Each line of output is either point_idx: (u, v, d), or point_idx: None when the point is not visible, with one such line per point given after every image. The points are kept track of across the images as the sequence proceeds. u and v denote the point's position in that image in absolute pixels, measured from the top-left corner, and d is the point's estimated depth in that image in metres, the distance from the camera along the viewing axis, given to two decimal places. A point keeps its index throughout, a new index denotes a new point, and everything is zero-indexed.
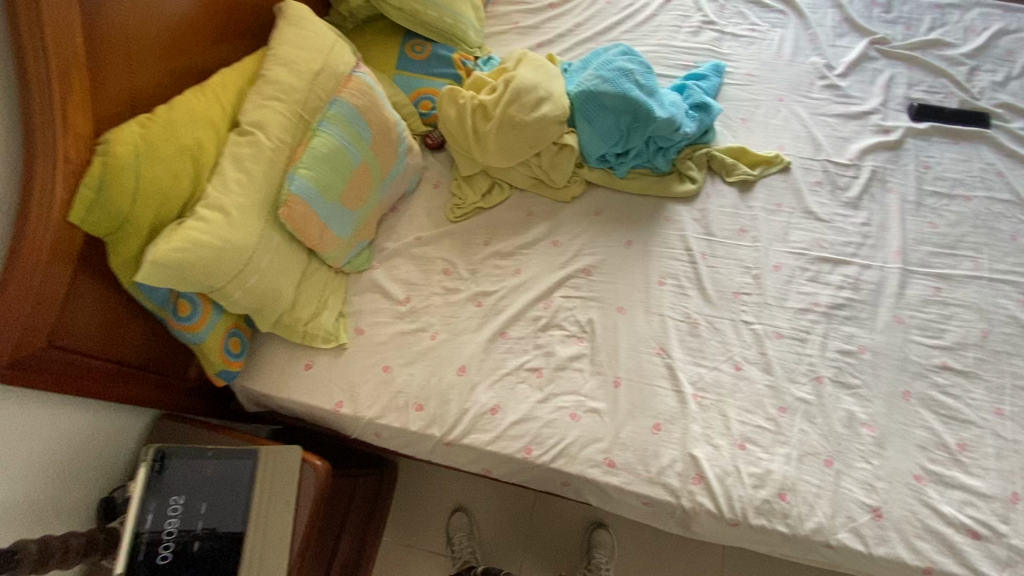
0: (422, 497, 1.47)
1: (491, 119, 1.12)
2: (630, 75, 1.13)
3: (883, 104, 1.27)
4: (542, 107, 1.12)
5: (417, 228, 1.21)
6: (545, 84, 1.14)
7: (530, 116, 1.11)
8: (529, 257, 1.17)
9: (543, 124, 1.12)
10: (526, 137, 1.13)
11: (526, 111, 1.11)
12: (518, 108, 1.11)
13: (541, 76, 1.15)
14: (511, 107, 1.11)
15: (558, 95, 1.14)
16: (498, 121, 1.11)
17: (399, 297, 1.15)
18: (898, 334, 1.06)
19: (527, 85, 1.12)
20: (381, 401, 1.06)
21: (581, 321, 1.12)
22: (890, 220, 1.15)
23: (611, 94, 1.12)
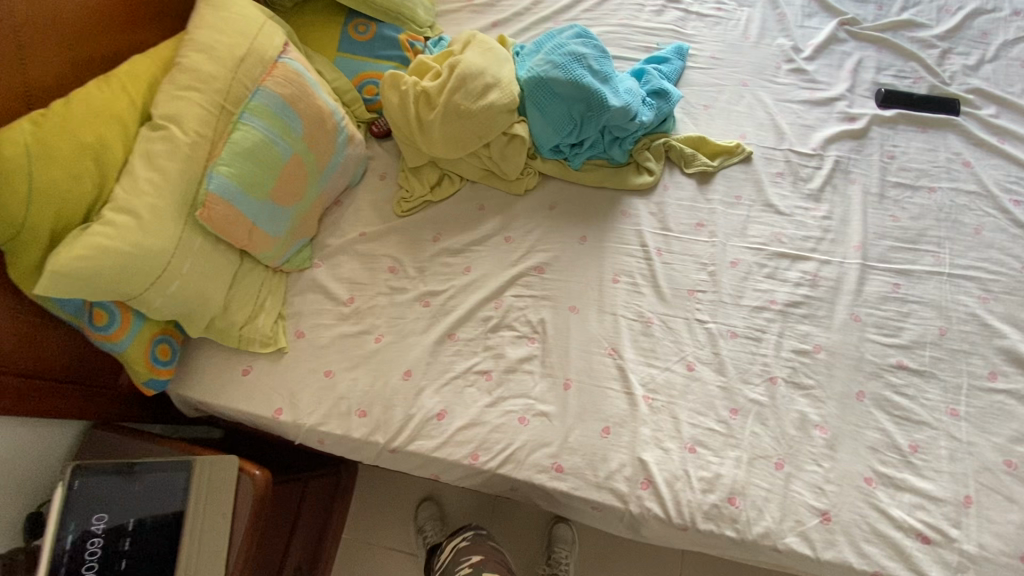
0: (383, 494, 1.45)
1: (434, 108, 1.05)
2: (583, 60, 1.07)
3: (850, 89, 1.22)
4: (488, 94, 1.05)
5: (362, 224, 1.15)
6: (493, 69, 1.07)
7: (476, 105, 1.04)
8: (480, 255, 1.12)
9: (491, 113, 1.05)
10: (473, 127, 1.06)
11: (471, 99, 1.04)
12: (464, 96, 1.04)
13: (489, 61, 1.07)
14: (456, 95, 1.04)
15: (507, 81, 1.07)
16: (442, 110, 1.04)
17: (342, 297, 1.10)
18: (855, 332, 1.04)
19: (473, 70, 1.05)
20: (323, 407, 1.02)
21: (532, 321, 1.07)
22: (852, 213, 1.12)
23: (563, 81, 1.05)
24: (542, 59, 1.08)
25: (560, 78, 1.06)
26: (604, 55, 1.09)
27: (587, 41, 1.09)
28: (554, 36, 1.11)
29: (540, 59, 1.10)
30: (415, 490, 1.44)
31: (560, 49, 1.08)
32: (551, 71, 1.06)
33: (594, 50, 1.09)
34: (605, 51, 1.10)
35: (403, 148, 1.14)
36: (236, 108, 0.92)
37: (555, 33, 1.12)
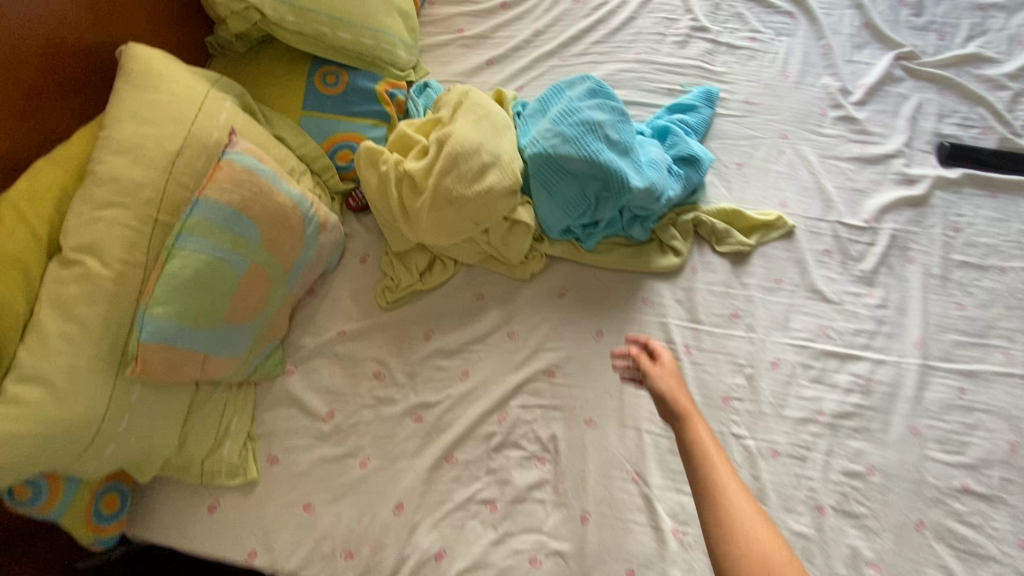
0: None
1: (421, 193, 0.87)
2: (600, 130, 0.88)
3: (908, 143, 1.05)
4: (485, 176, 0.87)
5: (340, 320, 0.98)
6: (490, 142, 0.89)
7: (471, 190, 0.86)
8: (480, 357, 0.96)
9: (489, 198, 0.87)
10: (469, 214, 0.88)
11: (465, 183, 0.86)
12: (456, 179, 0.86)
13: (484, 132, 0.89)
14: (446, 178, 0.86)
15: (507, 157, 0.89)
16: (430, 196, 0.86)
17: (320, 412, 0.94)
18: (915, 449, 0.91)
19: (466, 146, 0.87)
20: (302, 549, 0.88)
21: (542, 438, 0.93)
22: (910, 299, 0.96)
23: (575, 156, 0.87)
24: (550, 128, 0.90)
25: (572, 152, 0.87)
26: (624, 120, 0.91)
27: (603, 103, 0.91)
28: (563, 96, 0.93)
29: (547, 125, 0.91)
30: None
31: (571, 115, 0.89)
32: (560, 144, 0.88)
33: (612, 115, 0.90)
34: (624, 115, 0.92)
35: (385, 230, 0.96)
36: (173, 220, 0.73)
37: (563, 92, 0.94)
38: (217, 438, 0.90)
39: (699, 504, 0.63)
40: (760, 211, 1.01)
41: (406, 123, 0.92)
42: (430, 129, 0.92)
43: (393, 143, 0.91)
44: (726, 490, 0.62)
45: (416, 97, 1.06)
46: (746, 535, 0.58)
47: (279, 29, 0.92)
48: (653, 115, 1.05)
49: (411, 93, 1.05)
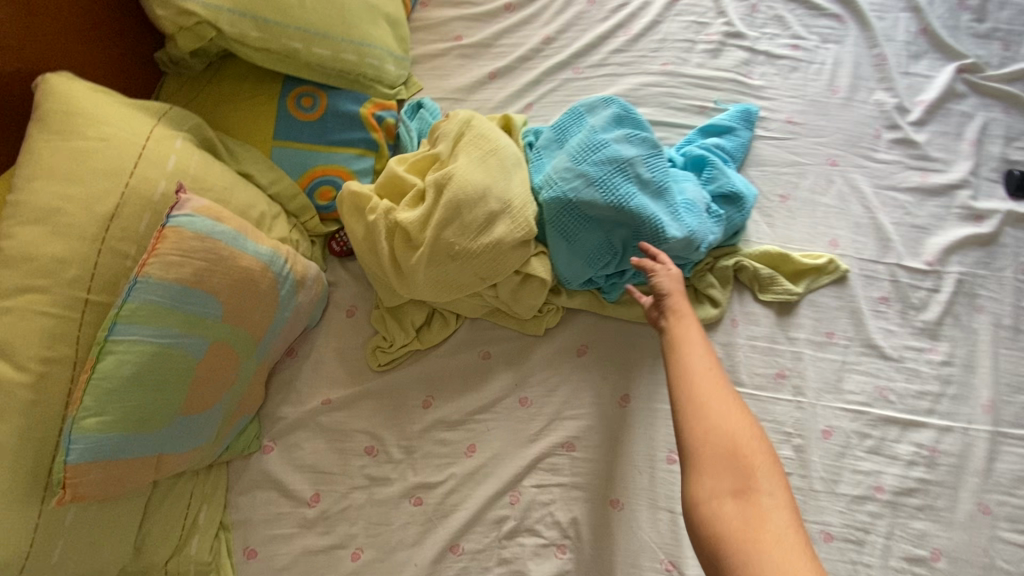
0: None
1: (417, 248, 0.73)
2: (628, 168, 0.76)
3: (974, 170, 0.91)
4: (493, 227, 0.73)
5: (325, 386, 0.84)
6: (499, 185, 0.75)
7: (476, 243, 0.73)
8: (489, 428, 0.83)
9: (497, 253, 0.74)
10: (473, 271, 0.75)
11: (469, 236, 0.73)
12: (459, 231, 0.73)
13: (491, 173, 0.76)
14: (447, 230, 0.72)
15: (519, 202, 0.76)
16: (429, 251, 0.73)
17: (304, 496, 0.81)
18: (985, 530, 0.79)
19: (471, 192, 0.73)
20: None
21: (561, 522, 0.80)
22: (979, 355, 0.84)
23: (600, 201, 0.75)
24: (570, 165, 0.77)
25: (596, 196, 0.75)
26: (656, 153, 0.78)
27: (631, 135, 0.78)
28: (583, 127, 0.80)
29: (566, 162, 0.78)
30: None
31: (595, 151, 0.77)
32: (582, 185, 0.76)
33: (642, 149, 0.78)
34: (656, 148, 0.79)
35: (376, 283, 0.82)
36: (110, 298, 0.60)
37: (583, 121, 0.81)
38: (181, 533, 0.77)
39: (673, 390, 0.62)
40: (806, 252, 0.88)
41: (398, 160, 0.78)
42: (428, 167, 0.78)
43: (383, 182, 0.77)
44: (696, 374, 0.62)
45: (409, 118, 0.91)
46: (709, 412, 0.59)
47: (241, 45, 0.77)
48: (685, 139, 0.91)
49: (402, 115, 0.90)
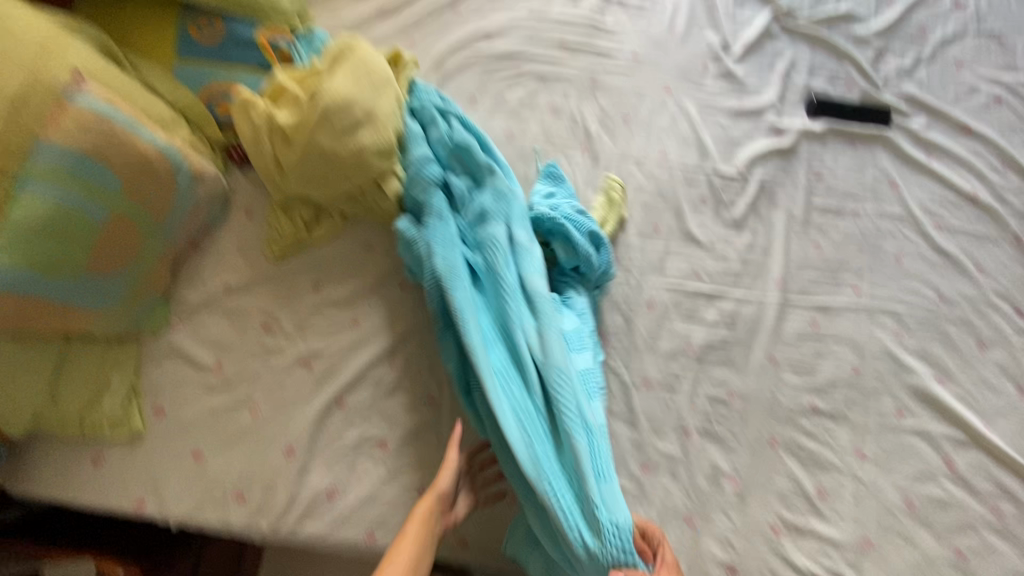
0: None
1: (293, 146, 0.88)
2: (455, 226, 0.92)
3: (781, 96, 1.10)
4: (358, 133, 0.88)
5: (225, 272, 0.97)
6: (366, 99, 0.90)
7: (343, 146, 0.87)
8: (371, 307, 0.98)
9: (361, 158, 0.89)
10: (341, 171, 0.89)
11: (337, 138, 0.87)
12: (328, 135, 0.87)
13: (363, 88, 0.90)
14: (319, 134, 0.87)
15: (384, 116, 0.91)
16: (302, 148, 0.87)
17: (208, 364, 0.94)
18: (771, 376, 0.99)
19: (341, 103, 0.87)
20: (195, 494, 0.91)
21: (432, 382, 0.97)
22: (774, 242, 1.04)
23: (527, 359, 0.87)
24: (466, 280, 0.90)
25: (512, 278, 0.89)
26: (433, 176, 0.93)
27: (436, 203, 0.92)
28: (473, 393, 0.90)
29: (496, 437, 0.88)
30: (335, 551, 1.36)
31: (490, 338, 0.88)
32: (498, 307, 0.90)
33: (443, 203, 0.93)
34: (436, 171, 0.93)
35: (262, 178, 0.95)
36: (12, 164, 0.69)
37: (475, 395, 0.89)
38: (96, 393, 0.90)
39: None
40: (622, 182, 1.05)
41: (283, 73, 0.91)
42: (311, 79, 0.92)
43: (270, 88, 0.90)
44: None
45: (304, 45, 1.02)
46: None
47: None
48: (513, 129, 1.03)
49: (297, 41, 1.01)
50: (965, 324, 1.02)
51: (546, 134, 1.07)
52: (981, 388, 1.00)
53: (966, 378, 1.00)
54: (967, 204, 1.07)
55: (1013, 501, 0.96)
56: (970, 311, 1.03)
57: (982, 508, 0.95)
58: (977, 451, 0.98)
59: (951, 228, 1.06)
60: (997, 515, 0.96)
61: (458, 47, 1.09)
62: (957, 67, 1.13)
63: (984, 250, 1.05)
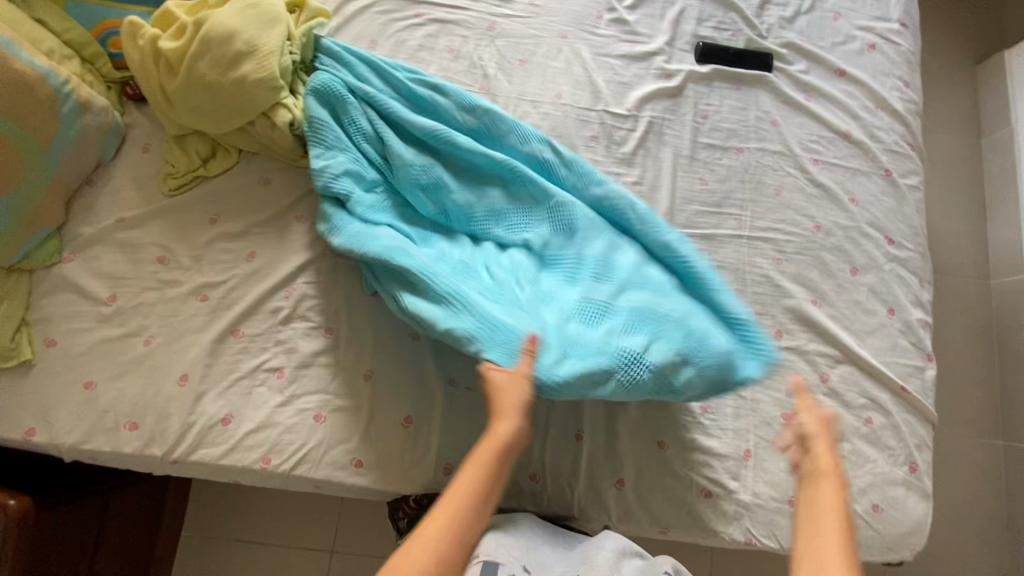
0: (221, 506, 1.32)
1: (176, 76, 0.91)
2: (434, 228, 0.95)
3: (670, 42, 1.17)
4: (240, 65, 0.91)
5: (121, 207, 0.99)
6: (250, 33, 0.92)
7: (224, 75, 0.91)
8: (268, 239, 1.00)
9: (242, 89, 0.91)
10: (225, 101, 0.92)
11: (218, 70, 0.91)
12: (209, 64, 0.90)
13: (246, 21, 0.93)
14: (200, 62, 0.90)
15: (268, 50, 0.93)
16: (184, 76, 0.90)
17: (101, 296, 0.95)
18: None
19: (221, 33, 0.90)
20: (84, 424, 0.91)
21: (329, 310, 0.99)
22: (662, 177, 1.10)
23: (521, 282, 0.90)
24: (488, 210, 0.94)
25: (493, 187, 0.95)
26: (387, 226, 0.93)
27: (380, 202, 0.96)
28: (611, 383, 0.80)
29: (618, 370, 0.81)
30: (259, 504, 1.32)
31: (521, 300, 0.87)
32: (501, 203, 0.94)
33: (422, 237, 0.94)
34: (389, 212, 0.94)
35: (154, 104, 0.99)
36: None
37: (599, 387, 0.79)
38: None
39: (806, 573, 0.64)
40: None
41: (177, 3, 0.95)
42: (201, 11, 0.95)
43: (160, 16, 0.94)
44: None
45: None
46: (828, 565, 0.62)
47: None
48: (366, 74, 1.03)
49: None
50: (839, 251, 1.09)
51: (445, 75, 1.11)
52: (854, 308, 1.07)
53: (841, 300, 1.07)
54: (842, 141, 1.14)
55: (882, 412, 1.02)
56: (844, 238, 1.10)
57: (855, 419, 1.02)
58: (850, 366, 1.04)
59: (826, 162, 1.13)
60: (866, 424, 1.02)
61: None
62: (834, 17, 1.21)
63: (857, 182, 1.13)
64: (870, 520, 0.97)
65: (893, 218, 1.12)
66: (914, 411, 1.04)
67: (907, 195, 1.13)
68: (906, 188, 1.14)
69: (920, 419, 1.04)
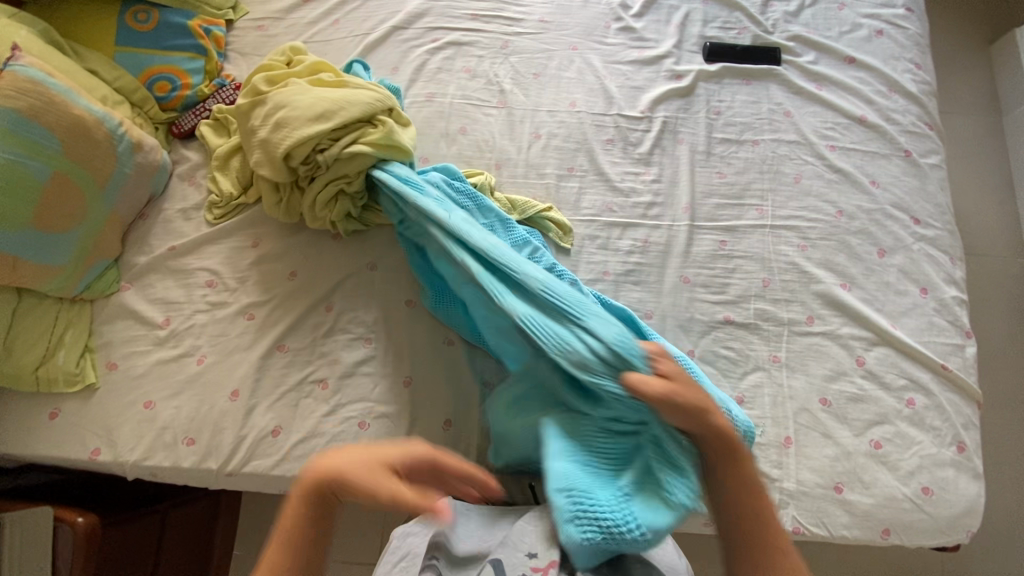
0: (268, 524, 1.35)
1: (246, 96, 1.04)
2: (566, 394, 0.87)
3: (678, 45, 1.21)
4: (272, 131, 0.98)
5: (173, 237, 1.07)
6: (296, 117, 0.97)
7: (257, 128, 1.00)
8: (307, 258, 1.06)
9: (259, 143, 0.99)
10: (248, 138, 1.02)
11: (259, 121, 1.00)
12: (260, 116, 1.00)
13: (307, 108, 0.97)
14: (256, 107, 1.01)
15: (294, 135, 0.96)
16: (237, 111, 1.03)
17: (156, 320, 1.02)
18: (683, 294, 1.05)
19: (285, 104, 0.99)
20: (145, 441, 0.96)
21: (368, 321, 1.03)
22: (679, 174, 1.12)
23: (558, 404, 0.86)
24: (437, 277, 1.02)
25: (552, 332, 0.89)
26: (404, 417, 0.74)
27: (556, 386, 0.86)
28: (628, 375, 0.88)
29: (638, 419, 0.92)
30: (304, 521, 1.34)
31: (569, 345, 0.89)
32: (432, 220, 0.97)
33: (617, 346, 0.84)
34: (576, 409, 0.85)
35: (203, 138, 1.10)
36: None
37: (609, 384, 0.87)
38: (53, 350, 0.98)
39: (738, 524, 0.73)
40: (535, 200, 1.10)
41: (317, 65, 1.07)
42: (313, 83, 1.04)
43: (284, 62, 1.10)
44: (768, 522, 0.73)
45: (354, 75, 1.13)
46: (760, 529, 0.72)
47: None
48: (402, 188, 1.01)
49: (364, 73, 1.11)
50: (864, 234, 1.09)
51: (464, 93, 1.17)
52: (885, 290, 1.06)
53: (870, 282, 1.06)
54: (857, 126, 1.16)
55: (923, 392, 1.01)
56: (868, 221, 1.10)
57: (895, 400, 1.00)
58: (886, 347, 1.03)
59: (843, 148, 1.14)
60: (908, 405, 1.00)
61: (379, 24, 1.22)
62: (839, 8, 1.24)
63: (877, 165, 1.13)
64: (921, 504, 0.95)
65: (916, 198, 1.11)
66: (957, 390, 1.02)
67: (929, 174, 1.13)
68: (927, 167, 1.14)
69: (965, 398, 1.02)
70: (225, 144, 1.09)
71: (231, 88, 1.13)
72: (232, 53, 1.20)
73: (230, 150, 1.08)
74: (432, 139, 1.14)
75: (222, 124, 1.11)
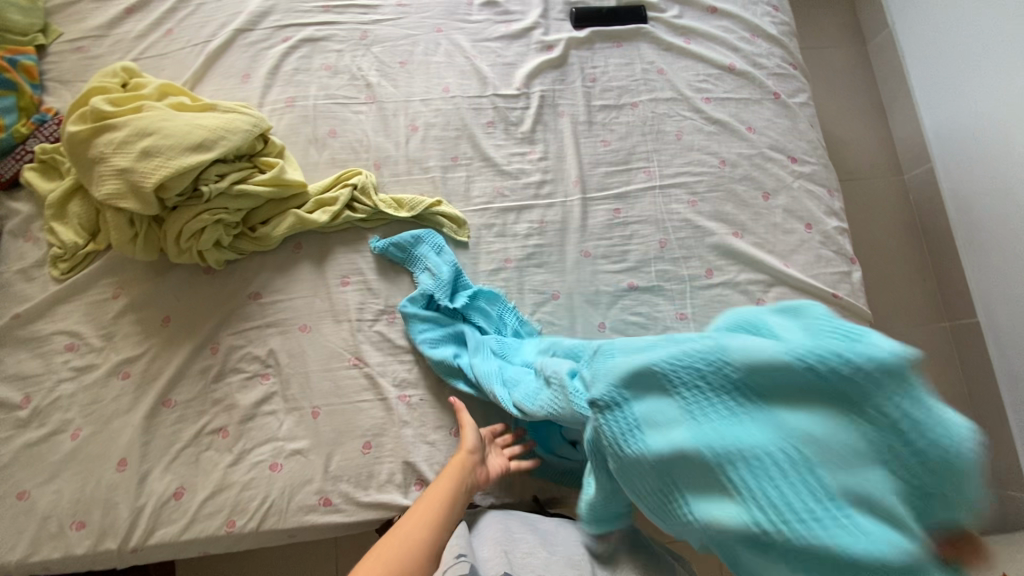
0: None
1: (86, 121, 0.88)
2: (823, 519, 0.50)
3: (543, 15, 1.19)
4: (137, 163, 0.85)
5: (15, 303, 0.94)
6: (168, 148, 0.86)
7: (112, 157, 0.86)
8: (180, 300, 0.96)
9: (120, 177, 0.86)
10: (94, 169, 0.88)
11: (114, 153, 0.86)
12: (113, 146, 0.86)
13: (180, 138, 0.87)
14: (103, 136, 0.87)
15: (171, 168, 0.85)
16: (74, 137, 0.87)
17: (15, 400, 0.90)
18: (587, 268, 1.04)
19: (148, 131, 0.87)
20: (26, 537, 0.85)
21: (261, 355, 0.95)
22: (565, 147, 1.10)
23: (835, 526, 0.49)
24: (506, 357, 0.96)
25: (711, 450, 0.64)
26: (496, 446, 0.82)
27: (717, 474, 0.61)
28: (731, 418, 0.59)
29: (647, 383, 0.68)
30: None
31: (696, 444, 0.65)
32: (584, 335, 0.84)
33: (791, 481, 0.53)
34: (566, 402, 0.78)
35: (30, 185, 0.96)
36: None
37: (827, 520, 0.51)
38: None
39: None
40: (422, 196, 1.04)
41: (172, 90, 0.96)
42: (172, 108, 0.92)
43: (120, 81, 0.95)
44: None
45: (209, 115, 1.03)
46: None
47: None
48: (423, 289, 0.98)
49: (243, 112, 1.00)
50: (748, 180, 1.12)
51: (327, 93, 1.09)
52: (774, 231, 1.10)
53: (760, 226, 1.09)
54: (728, 75, 1.17)
55: None
56: (750, 166, 1.12)
57: None
58: (782, 287, 1.06)
59: (718, 99, 1.16)
60: None
61: (220, 30, 1.11)
62: None
63: (751, 111, 1.16)
64: None
65: (791, 137, 1.15)
66: (850, 315, 1.07)
67: (799, 112, 1.17)
68: (796, 106, 1.18)
69: (858, 321, 1.07)
70: (56, 189, 0.96)
71: (54, 122, 1.00)
72: (51, 83, 1.05)
73: (64, 194, 0.96)
74: (300, 147, 1.05)
75: (51, 165, 0.98)
